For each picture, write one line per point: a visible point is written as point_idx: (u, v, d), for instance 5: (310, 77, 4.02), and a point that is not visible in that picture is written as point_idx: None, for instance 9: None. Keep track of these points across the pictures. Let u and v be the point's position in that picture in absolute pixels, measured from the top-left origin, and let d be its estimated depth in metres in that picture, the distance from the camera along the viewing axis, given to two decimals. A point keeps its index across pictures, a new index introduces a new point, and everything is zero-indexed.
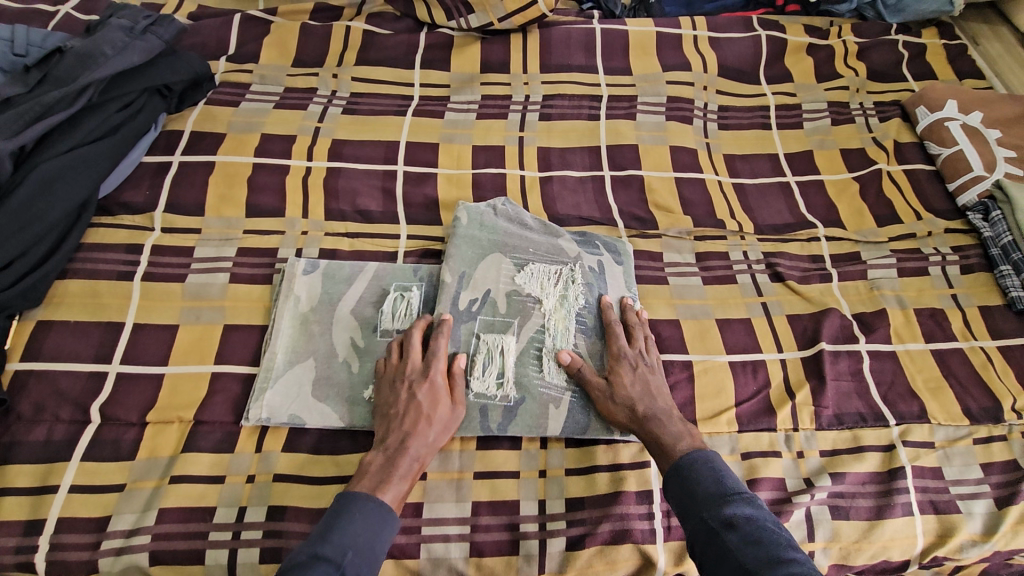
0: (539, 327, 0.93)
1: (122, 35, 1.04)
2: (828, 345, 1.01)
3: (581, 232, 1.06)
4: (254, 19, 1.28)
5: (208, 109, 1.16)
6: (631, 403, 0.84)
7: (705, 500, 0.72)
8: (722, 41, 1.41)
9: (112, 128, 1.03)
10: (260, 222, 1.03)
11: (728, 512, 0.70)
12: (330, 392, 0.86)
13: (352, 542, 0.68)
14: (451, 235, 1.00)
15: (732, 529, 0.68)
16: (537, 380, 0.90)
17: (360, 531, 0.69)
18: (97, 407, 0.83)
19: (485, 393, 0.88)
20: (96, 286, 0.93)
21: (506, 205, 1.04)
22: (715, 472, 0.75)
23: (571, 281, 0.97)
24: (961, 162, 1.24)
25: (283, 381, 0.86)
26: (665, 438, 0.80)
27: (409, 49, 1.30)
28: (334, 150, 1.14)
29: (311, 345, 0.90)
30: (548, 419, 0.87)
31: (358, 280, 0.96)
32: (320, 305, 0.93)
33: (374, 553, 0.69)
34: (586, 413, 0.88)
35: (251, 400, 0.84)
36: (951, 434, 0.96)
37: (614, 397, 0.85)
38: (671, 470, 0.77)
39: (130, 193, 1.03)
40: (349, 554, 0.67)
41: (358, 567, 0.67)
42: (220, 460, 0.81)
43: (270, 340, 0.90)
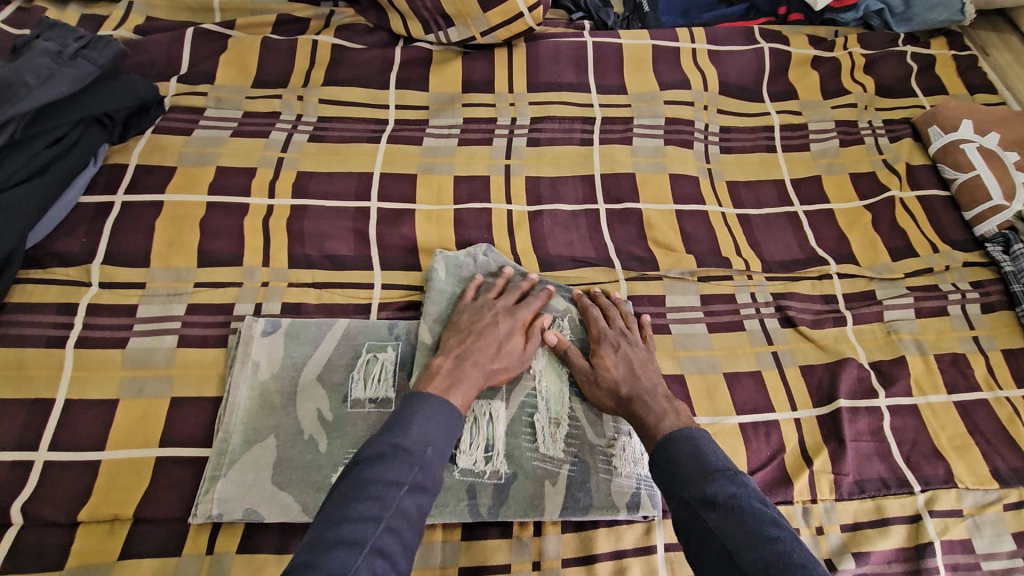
0: (530, 390, 0.84)
1: (49, 61, 0.91)
2: (846, 402, 0.92)
3: (569, 285, 0.98)
4: (209, 33, 1.15)
5: (156, 138, 1.04)
6: (609, 381, 0.81)
7: (685, 479, 0.66)
8: (723, 55, 1.31)
9: (40, 167, 0.91)
10: (214, 274, 0.91)
11: (707, 490, 0.64)
12: (295, 476, 0.75)
13: (432, 439, 0.68)
14: (426, 291, 0.91)
15: (712, 506, 0.63)
16: (530, 453, 0.80)
17: (436, 431, 0.69)
18: (19, 506, 0.71)
19: (472, 470, 0.78)
20: (21, 354, 0.81)
21: (488, 251, 0.96)
22: (697, 447, 0.69)
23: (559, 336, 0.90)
24: (978, 189, 1.15)
25: (239, 466, 0.75)
26: (646, 412, 0.77)
27: (383, 66, 1.18)
28: (298, 185, 1.02)
29: (272, 420, 0.79)
30: (544, 499, 0.77)
31: (325, 340, 0.85)
32: (283, 372, 0.82)
33: (446, 456, 0.69)
34: (586, 491, 0.78)
35: (201, 492, 0.73)
36: (980, 498, 0.88)
37: (597, 381, 0.82)
38: (654, 448, 0.71)
39: (64, 241, 0.91)
40: (430, 451, 0.67)
41: (436, 467, 0.67)
42: (165, 566, 0.70)
43: (224, 416, 0.78)
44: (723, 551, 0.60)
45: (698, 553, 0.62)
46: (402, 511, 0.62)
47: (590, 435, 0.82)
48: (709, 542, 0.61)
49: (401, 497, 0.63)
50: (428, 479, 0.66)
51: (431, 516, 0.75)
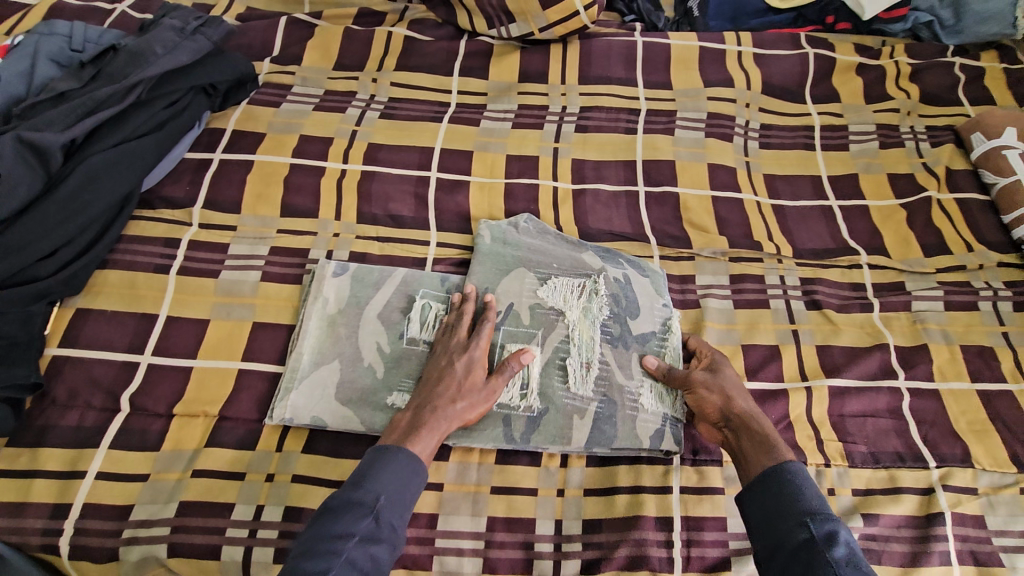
0: (563, 338, 0.92)
1: (174, 35, 1.08)
2: (851, 380, 0.97)
3: (607, 246, 1.03)
4: (300, 23, 1.31)
5: (250, 108, 1.19)
6: (729, 389, 0.83)
7: (803, 510, 0.68)
8: (767, 58, 1.37)
9: (157, 125, 1.06)
10: (294, 223, 1.04)
11: (830, 527, 0.66)
12: (353, 395, 0.86)
13: (384, 489, 0.71)
14: (475, 252, 1.01)
15: (833, 542, 0.65)
16: (561, 391, 0.88)
17: (391, 480, 0.72)
18: (127, 396, 0.85)
19: (508, 404, 0.87)
20: (134, 278, 0.96)
21: (529, 222, 1.04)
22: (815, 488, 0.71)
23: (593, 292, 0.96)
24: (1018, 193, 1.17)
25: (308, 382, 0.86)
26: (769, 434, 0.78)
27: (449, 56, 1.31)
28: (369, 154, 1.14)
29: (337, 346, 0.90)
30: (572, 430, 0.85)
31: (385, 284, 0.95)
32: (347, 308, 0.93)
33: (403, 504, 0.72)
34: (612, 425, 0.86)
35: (277, 399, 0.85)
36: (996, 480, 0.91)
37: (713, 387, 0.84)
38: (767, 474, 0.73)
39: (171, 188, 1.06)
40: (383, 500, 0.70)
41: (389, 512, 0.70)
42: (241, 457, 0.82)
43: (297, 341, 0.90)
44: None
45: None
46: (351, 563, 0.65)
47: (618, 379, 0.89)
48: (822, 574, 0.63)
49: (349, 547, 0.66)
50: (382, 527, 0.69)
51: (471, 438, 0.84)
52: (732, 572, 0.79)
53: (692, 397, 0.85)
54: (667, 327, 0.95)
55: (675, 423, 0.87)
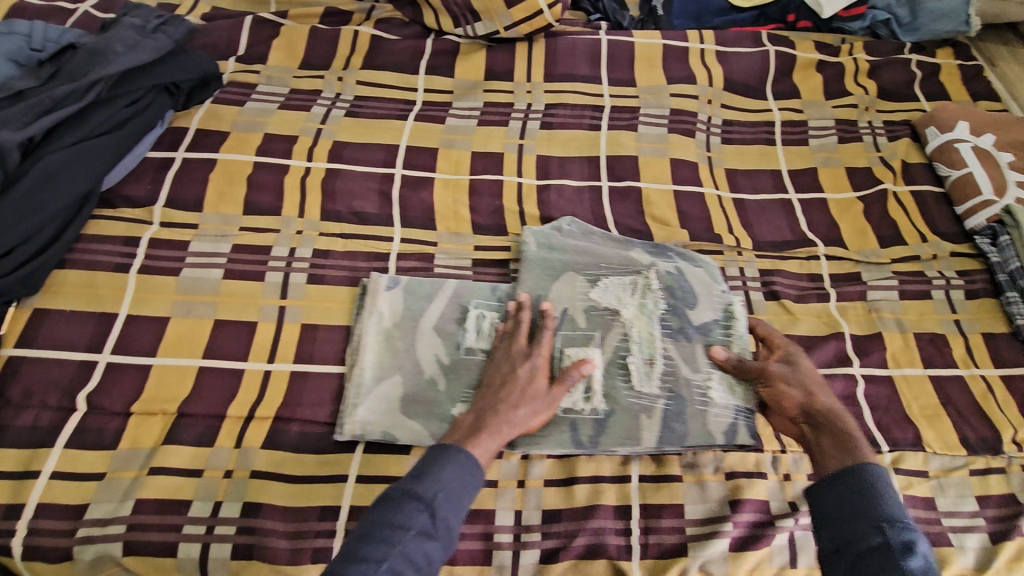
0: (621, 337, 0.91)
1: (134, 33, 1.08)
2: None
3: (654, 241, 1.03)
4: (265, 22, 1.31)
5: (214, 106, 1.19)
6: (810, 382, 0.81)
7: (880, 515, 0.64)
8: (730, 56, 1.40)
9: (118, 124, 1.05)
10: (256, 221, 1.04)
11: (909, 537, 0.62)
12: (418, 408, 0.86)
13: (443, 486, 0.67)
14: (521, 258, 0.99)
15: (908, 551, 0.61)
16: (626, 391, 0.88)
17: (450, 478, 0.69)
18: (84, 395, 0.84)
19: (573, 408, 0.87)
20: (93, 277, 0.95)
21: (572, 224, 1.03)
22: (894, 495, 0.66)
23: (646, 290, 0.94)
24: (970, 185, 1.20)
25: (374, 397, 0.86)
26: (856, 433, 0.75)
27: (415, 55, 1.31)
28: (334, 152, 1.14)
29: (397, 360, 0.89)
30: (641, 430, 0.86)
31: (438, 297, 0.95)
32: (403, 321, 0.92)
33: (461, 503, 0.68)
34: (683, 423, 0.86)
35: (344, 415, 0.84)
36: (947, 463, 0.94)
37: (789, 381, 0.82)
38: (845, 473, 0.68)
39: (132, 187, 1.05)
40: (441, 496, 0.67)
41: (447, 511, 0.66)
42: (199, 454, 0.81)
43: (357, 356, 0.90)
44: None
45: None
46: (406, 558, 0.62)
47: (684, 372, 0.89)
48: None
49: (406, 542, 0.63)
50: (439, 526, 0.65)
51: (537, 444, 0.85)
52: (690, 558, 0.80)
53: (768, 389, 0.83)
54: (726, 313, 0.93)
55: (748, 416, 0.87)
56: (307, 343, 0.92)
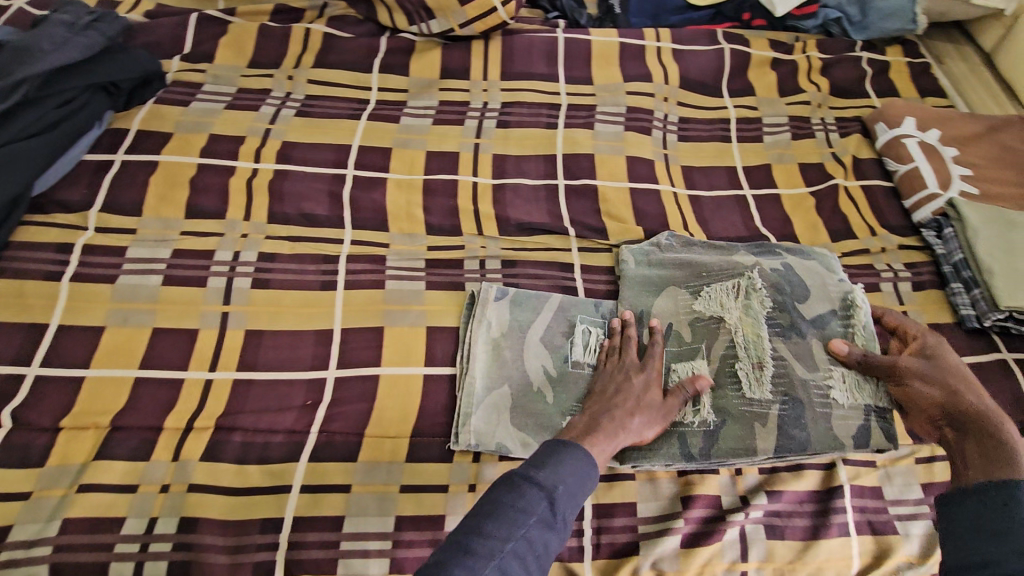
0: (729, 344, 0.91)
1: (63, 31, 1.03)
2: None
3: (760, 243, 1.03)
4: (211, 19, 1.27)
5: (156, 107, 1.14)
6: (951, 380, 0.80)
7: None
8: (686, 53, 1.41)
9: (49, 125, 1.01)
10: (199, 224, 1.00)
11: None
12: (528, 421, 0.87)
13: (564, 479, 0.68)
14: (619, 277, 1.02)
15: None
16: (738, 399, 0.87)
17: (569, 472, 0.69)
18: (10, 411, 0.80)
19: (681, 420, 0.87)
20: (23, 285, 0.90)
21: (670, 238, 1.05)
22: None
23: (751, 288, 0.93)
24: (916, 179, 1.23)
25: (485, 407, 0.86)
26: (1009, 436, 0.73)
27: (369, 53, 1.29)
28: (282, 153, 1.11)
29: (505, 371, 0.90)
30: (756, 439, 0.85)
31: (544, 309, 0.96)
32: (510, 332, 0.93)
33: (577, 498, 0.69)
34: (803, 428, 0.85)
35: (458, 424, 0.85)
36: (894, 452, 0.91)
37: (929, 381, 0.81)
38: (999, 484, 0.65)
39: (66, 191, 1.01)
40: (561, 489, 0.67)
41: (564, 503, 0.67)
42: (134, 469, 0.78)
43: (467, 365, 0.90)
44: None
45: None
46: (527, 542, 0.63)
47: (798, 372, 0.87)
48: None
49: (529, 526, 0.64)
50: (557, 517, 0.66)
51: (650, 459, 0.85)
52: (640, 556, 0.80)
53: (900, 388, 0.83)
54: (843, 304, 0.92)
55: (879, 416, 0.86)
56: (251, 350, 0.89)
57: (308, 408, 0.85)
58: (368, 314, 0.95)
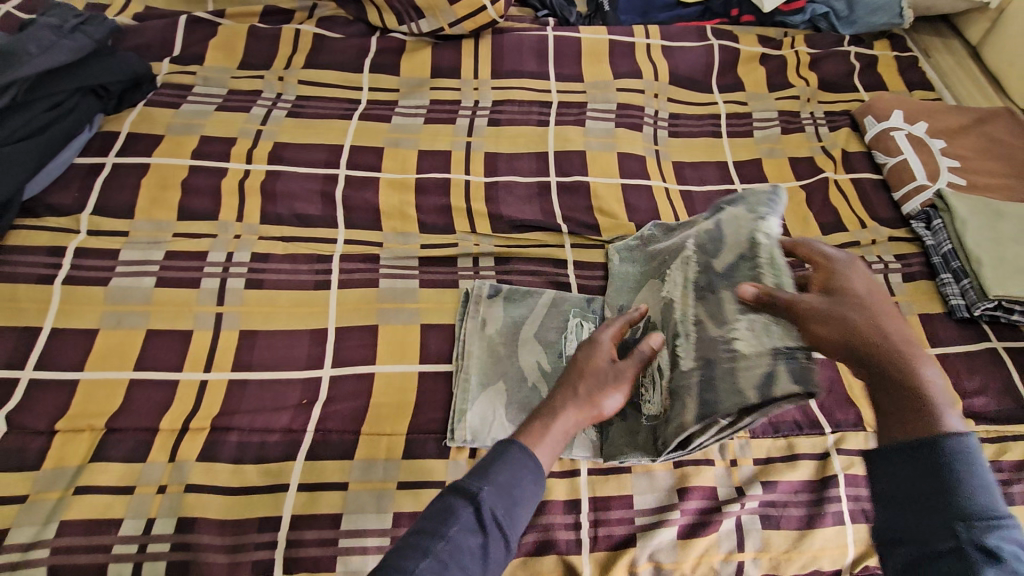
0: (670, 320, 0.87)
1: (50, 33, 1.02)
2: None
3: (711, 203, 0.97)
4: (200, 21, 1.27)
5: (147, 109, 1.14)
6: (848, 313, 0.68)
7: (965, 507, 0.54)
8: (675, 50, 1.42)
9: (38, 128, 1.01)
10: (192, 226, 1.00)
11: (989, 538, 0.53)
12: (523, 416, 0.86)
13: (494, 480, 0.64)
14: (607, 277, 1.04)
15: (993, 558, 0.52)
16: (676, 377, 0.82)
17: (502, 473, 0.65)
18: (4, 415, 0.80)
19: (654, 414, 0.84)
20: (15, 289, 0.90)
21: (654, 228, 1.06)
22: (980, 478, 0.56)
23: (685, 258, 0.91)
24: (905, 171, 1.24)
25: (480, 403, 0.87)
26: (923, 373, 0.62)
27: (359, 53, 1.29)
28: (274, 153, 1.11)
29: (499, 367, 0.91)
30: (687, 414, 0.79)
31: (538, 306, 0.97)
32: (505, 329, 0.94)
33: (513, 498, 0.64)
34: (716, 389, 0.77)
35: (454, 421, 0.85)
36: None
37: (823, 318, 0.70)
38: (918, 450, 0.58)
39: (57, 195, 1.01)
40: (489, 490, 0.63)
41: (496, 505, 0.63)
42: (131, 470, 0.78)
43: (462, 362, 0.90)
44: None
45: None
46: (451, 553, 0.59)
47: (710, 331, 0.81)
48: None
49: (453, 537, 0.60)
50: (486, 522, 0.62)
51: (625, 455, 0.84)
52: (637, 547, 0.81)
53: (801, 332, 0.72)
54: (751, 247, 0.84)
55: (789, 359, 0.73)
56: (246, 350, 0.89)
57: (304, 407, 0.85)
58: (363, 313, 0.95)
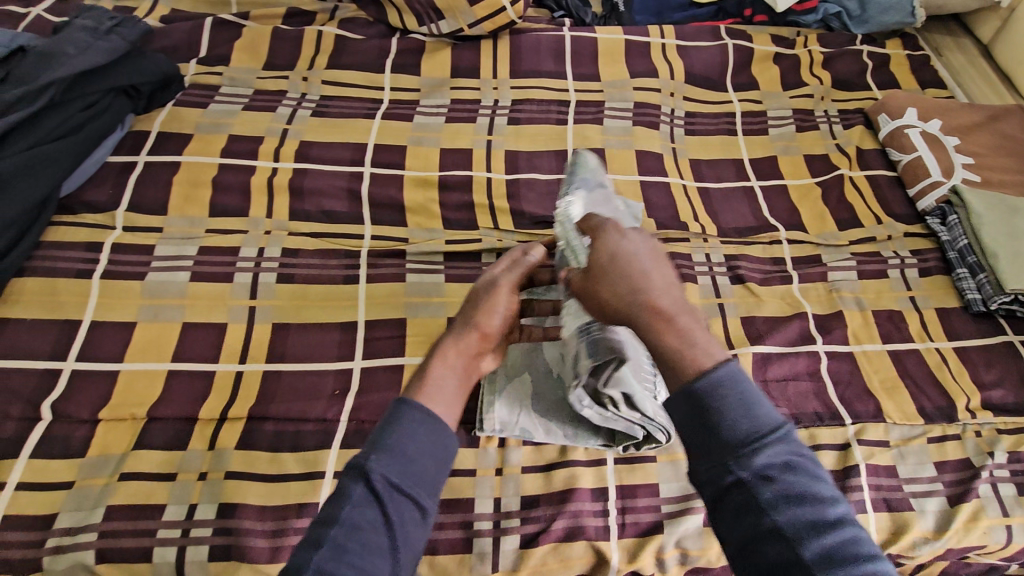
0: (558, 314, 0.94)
1: (85, 35, 1.05)
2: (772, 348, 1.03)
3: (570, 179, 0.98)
4: (225, 23, 1.29)
5: (176, 109, 1.17)
6: (612, 279, 0.67)
7: (732, 440, 0.55)
8: (690, 49, 1.43)
9: (74, 127, 1.03)
10: (224, 222, 1.03)
11: (759, 462, 0.54)
12: (548, 407, 0.88)
13: (381, 449, 0.59)
14: None
15: (769, 480, 0.53)
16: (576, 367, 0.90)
17: (395, 442, 0.60)
18: (48, 404, 0.82)
19: None
20: (55, 283, 0.93)
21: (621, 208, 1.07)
22: (745, 402, 0.57)
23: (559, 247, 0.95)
24: (920, 168, 1.26)
25: (507, 394, 0.88)
26: (678, 329, 0.62)
27: (380, 54, 1.31)
28: (300, 151, 1.14)
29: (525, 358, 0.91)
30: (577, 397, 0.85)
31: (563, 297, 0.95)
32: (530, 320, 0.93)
33: (412, 461, 0.60)
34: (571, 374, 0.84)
35: (482, 411, 0.87)
36: (906, 432, 0.98)
37: (590, 293, 0.69)
38: (687, 400, 0.58)
39: (93, 192, 1.03)
40: (377, 460, 0.59)
41: (388, 472, 0.59)
42: (172, 458, 0.80)
43: None
44: (782, 538, 0.52)
45: (737, 531, 0.54)
46: (350, 534, 0.56)
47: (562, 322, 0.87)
48: (756, 522, 0.53)
49: (347, 517, 0.56)
50: (384, 493, 0.58)
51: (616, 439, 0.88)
52: (664, 534, 0.82)
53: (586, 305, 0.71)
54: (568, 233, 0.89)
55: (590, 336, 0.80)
56: (278, 343, 0.91)
57: (336, 397, 0.87)
58: (391, 307, 0.97)
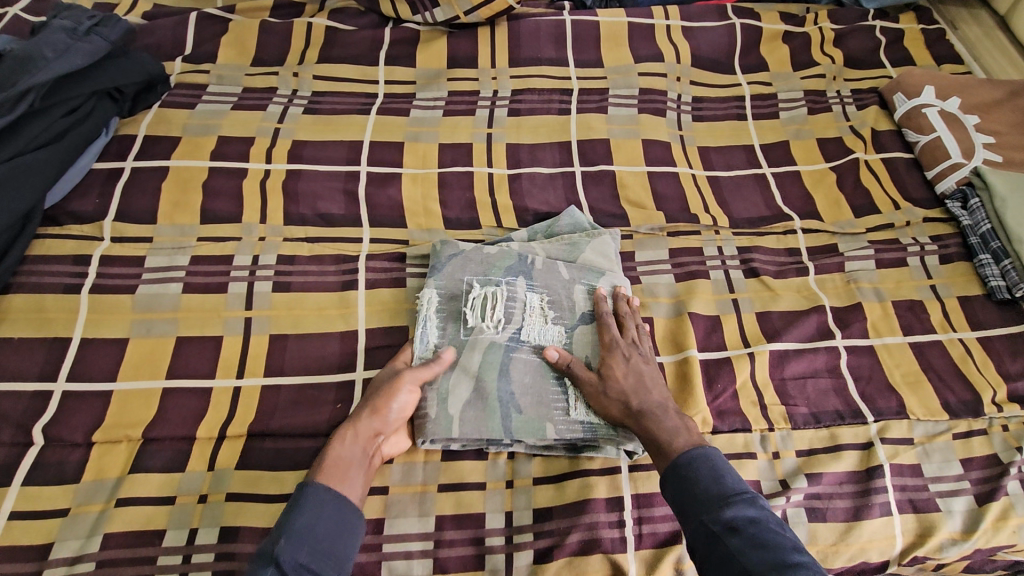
0: (485, 350, 0.86)
1: (64, 37, 1.00)
2: (791, 344, 0.99)
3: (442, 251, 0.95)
4: (211, 18, 1.24)
5: (162, 111, 1.12)
6: (628, 390, 0.80)
7: (704, 500, 0.68)
8: (696, 30, 1.37)
9: (57, 134, 0.99)
10: (216, 229, 0.99)
11: (729, 516, 0.66)
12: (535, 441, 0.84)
13: (290, 532, 0.67)
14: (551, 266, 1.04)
15: (735, 532, 0.65)
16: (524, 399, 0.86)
17: (304, 523, 0.68)
18: (40, 428, 0.80)
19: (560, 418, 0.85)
20: (41, 300, 0.89)
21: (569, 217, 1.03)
22: (715, 470, 0.71)
23: (457, 311, 0.89)
24: (939, 150, 1.20)
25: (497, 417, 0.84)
26: (665, 426, 0.77)
27: (373, 45, 1.25)
28: (293, 152, 1.09)
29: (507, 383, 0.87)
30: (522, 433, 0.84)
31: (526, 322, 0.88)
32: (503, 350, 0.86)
33: (320, 542, 0.68)
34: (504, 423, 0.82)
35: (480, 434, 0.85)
36: (930, 429, 0.95)
37: (606, 392, 0.81)
38: (671, 470, 0.73)
39: (79, 202, 0.99)
40: (286, 543, 0.67)
41: (298, 556, 0.66)
42: (171, 480, 0.78)
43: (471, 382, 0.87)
44: None
45: None
46: None
47: (487, 382, 0.84)
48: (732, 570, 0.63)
49: None
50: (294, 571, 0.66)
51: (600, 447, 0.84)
52: (682, 544, 0.79)
53: (594, 398, 0.82)
54: (440, 314, 0.89)
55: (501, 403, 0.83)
56: (276, 355, 0.88)
57: (338, 410, 0.84)
58: (391, 314, 0.93)
